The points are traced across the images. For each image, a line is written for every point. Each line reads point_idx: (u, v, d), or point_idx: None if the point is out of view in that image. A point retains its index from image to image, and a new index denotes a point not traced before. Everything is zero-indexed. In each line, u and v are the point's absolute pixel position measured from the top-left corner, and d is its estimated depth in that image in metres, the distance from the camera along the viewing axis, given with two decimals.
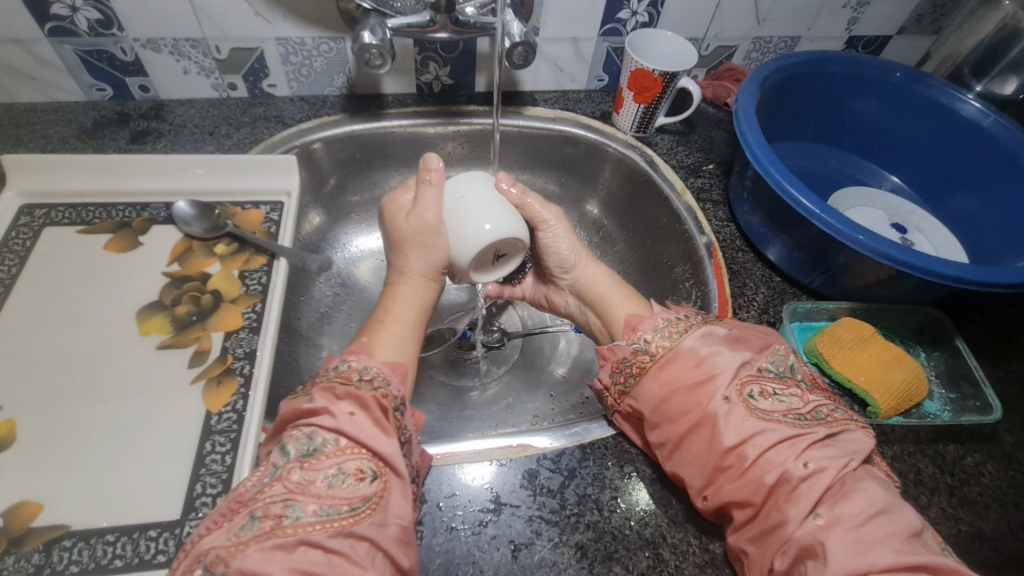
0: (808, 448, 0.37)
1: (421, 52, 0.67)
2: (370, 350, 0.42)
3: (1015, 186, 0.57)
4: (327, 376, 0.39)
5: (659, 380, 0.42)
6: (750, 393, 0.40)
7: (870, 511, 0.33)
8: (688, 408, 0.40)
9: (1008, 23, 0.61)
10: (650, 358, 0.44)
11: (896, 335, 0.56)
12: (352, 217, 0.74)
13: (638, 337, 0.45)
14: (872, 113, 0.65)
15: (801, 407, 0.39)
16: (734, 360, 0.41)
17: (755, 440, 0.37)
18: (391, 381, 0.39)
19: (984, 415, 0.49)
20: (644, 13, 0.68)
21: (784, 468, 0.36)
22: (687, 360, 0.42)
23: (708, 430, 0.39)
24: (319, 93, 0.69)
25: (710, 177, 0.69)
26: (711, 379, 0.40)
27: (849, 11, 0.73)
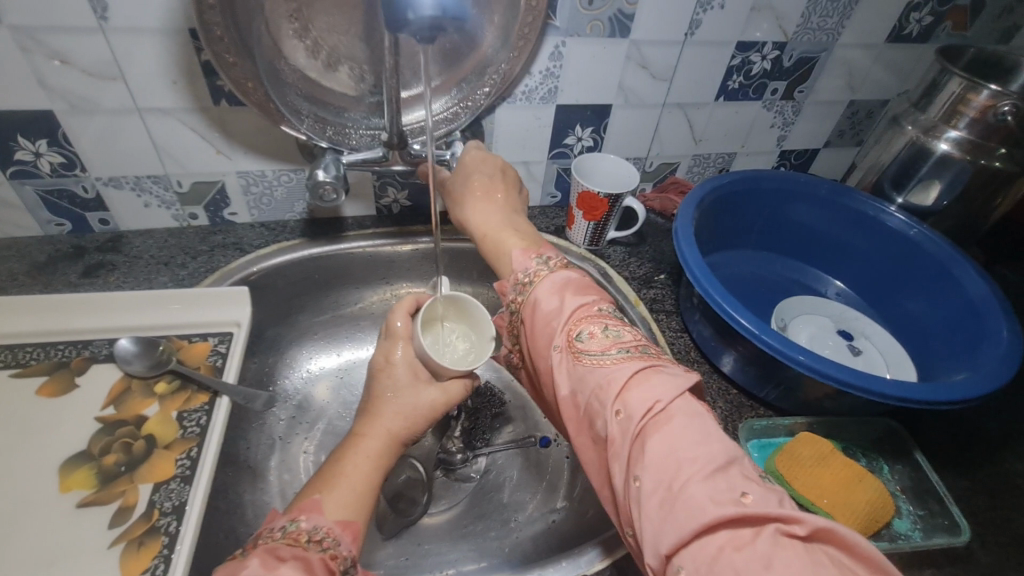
0: (623, 391, 0.40)
1: (379, 179, 0.70)
2: (321, 507, 0.41)
3: (949, 292, 0.59)
4: (272, 536, 0.38)
5: (527, 339, 0.50)
6: (580, 336, 0.45)
7: (664, 446, 0.35)
8: (541, 362, 0.48)
9: (915, 143, 0.65)
10: (516, 313, 0.52)
11: (858, 448, 0.55)
12: (312, 336, 0.74)
13: (509, 301, 0.53)
14: (810, 221, 0.69)
15: (626, 340, 0.44)
16: (569, 310, 0.48)
17: (580, 381, 0.43)
18: (342, 542, 0.39)
19: (953, 536, 0.48)
20: (589, 138, 0.73)
21: (602, 411, 0.40)
22: (534, 316, 0.49)
23: (552, 380, 0.46)
24: (280, 218, 0.72)
25: (662, 287, 0.71)
26: (548, 333, 0.47)
27: (777, 129, 0.80)
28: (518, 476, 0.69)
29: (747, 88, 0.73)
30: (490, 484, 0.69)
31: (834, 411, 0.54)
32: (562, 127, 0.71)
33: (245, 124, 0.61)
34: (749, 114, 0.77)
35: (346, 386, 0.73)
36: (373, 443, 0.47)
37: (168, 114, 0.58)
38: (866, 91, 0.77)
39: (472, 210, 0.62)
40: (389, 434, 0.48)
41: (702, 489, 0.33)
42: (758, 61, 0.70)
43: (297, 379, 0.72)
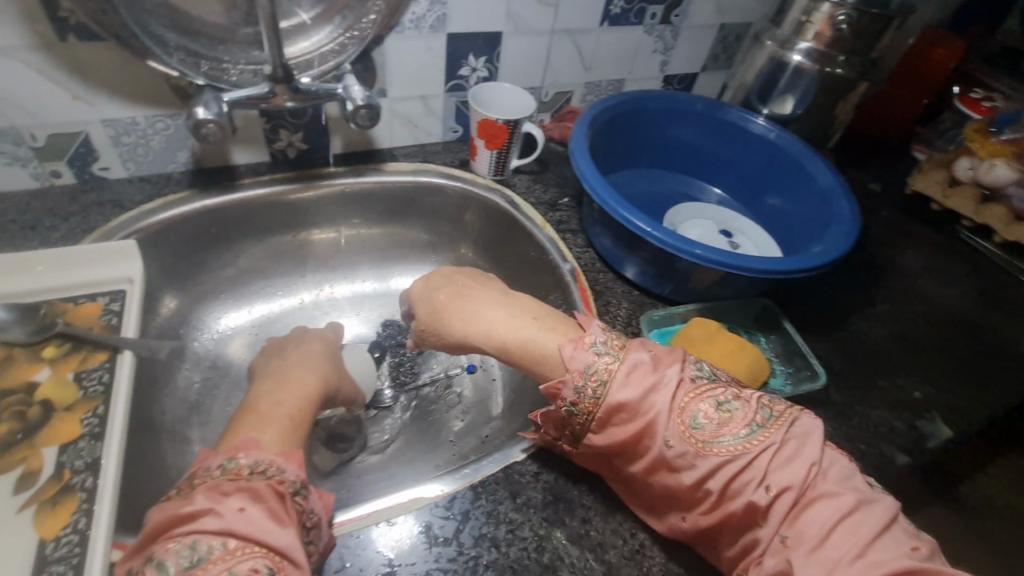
0: (769, 470, 0.38)
1: (269, 121, 0.67)
2: (258, 443, 0.41)
3: (805, 186, 0.68)
4: (210, 474, 0.37)
5: (608, 428, 0.42)
6: (692, 421, 0.41)
7: (842, 518, 0.35)
8: (641, 453, 0.42)
9: (774, 58, 0.72)
10: (586, 417, 0.43)
11: (741, 326, 0.63)
12: (219, 295, 0.71)
13: (565, 401, 0.43)
14: (690, 137, 0.75)
15: (746, 415, 0.41)
16: (668, 396, 0.41)
17: (715, 474, 0.39)
18: (287, 468, 0.39)
19: (814, 382, 0.58)
20: (483, 69, 0.74)
21: (752, 497, 0.38)
22: (620, 411, 0.42)
23: (662, 471, 0.41)
24: (162, 171, 0.66)
25: (566, 209, 0.74)
26: (649, 424, 0.41)
27: (659, 54, 0.85)
28: (449, 404, 0.72)
29: (628, 13, 0.77)
30: (424, 416, 0.71)
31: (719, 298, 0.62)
32: (456, 58, 0.71)
33: (103, 65, 0.55)
34: (633, 40, 0.81)
35: (263, 341, 0.72)
36: (302, 381, 0.51)
37: (3, 54, 0.51)
38: (733, 13, 0.84)
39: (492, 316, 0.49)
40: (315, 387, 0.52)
41: (881, 547, 0.34)
42: None
43: (207, 339, 0.69)
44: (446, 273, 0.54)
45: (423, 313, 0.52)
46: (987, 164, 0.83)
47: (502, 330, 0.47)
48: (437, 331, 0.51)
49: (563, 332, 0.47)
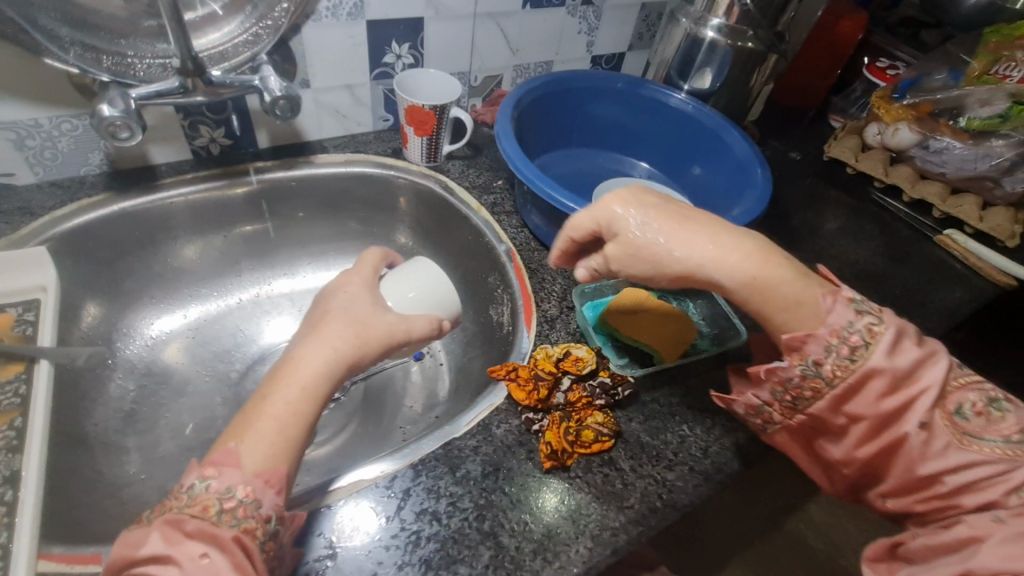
0: (1022, 475, 0.37)
1: (187, 117, 0.65)
2: (235, 460, 0.37)
3: (724, 155, 0.71)
4: (178, 504, 0.35)
5: (847, 399, 0.41)
6: (956, 411, 0.40)
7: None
8: (881, 434, 0.40)
9: (689, 34, 0.75)
10: (828, 382, 0.41)
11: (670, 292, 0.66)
12: (149, 300, 0.69)
13: (806, 359, 0.42)
14: (615, 115, 0.77)
15: (1022, 426, 0.39)
16: (939, 372, 0.40)
17: (963, 468, 0.38)
18: (264, 500, 0.36)
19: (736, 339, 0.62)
20: (408, 55, 0.74)
21: (993, 494, 0.37)
22: (873, 384, 0.40)
23: (897, 452, 0.40)
24: (74, 174, 0.63)
25: (500, 192, 0.76)
26: (908, 403, 0.39)
27: (584, 36, 0.87)
28: (398, 392, 0.73)
29: None
30: (373, 405, 0.72)
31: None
32: (378, 45, 0.70)
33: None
34: (557, 22, 0.82)
35: (200, 343, 0.71)
36: (309, 372, 0.41)
37: None
38: None
39: (716, 250, 0.42)
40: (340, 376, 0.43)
41: None
42: None
43: (140, 346, 0.67)
44: (637, 197, 0.45)
45: (625, 237, 0.44)
46: (891, 128, 0.89)
47: (754, 264, 0.42)
48: (663, 269, 0.43)
49: (803, 280, 0.42)
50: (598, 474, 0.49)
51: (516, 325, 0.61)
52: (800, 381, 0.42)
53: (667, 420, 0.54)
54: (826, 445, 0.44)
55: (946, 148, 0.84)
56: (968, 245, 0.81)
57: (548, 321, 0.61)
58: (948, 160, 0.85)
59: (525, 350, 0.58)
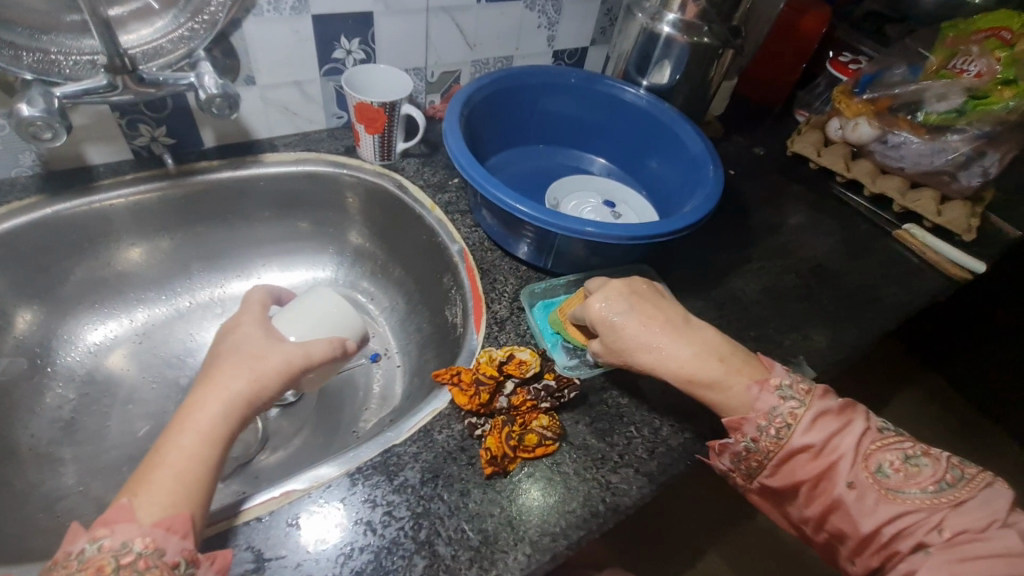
0: (944, 517, 0.42)
1: (123, 115, 0.62)
2: (129, 514, 0.36)
3: (678, 151, 0.71)
4: (68, 567, 0.34)
5: (788, 470, 0.46)
6: (879, 468, 0.44)
7: (992, 556, 0.39)
8: (821, 497, 0.45)
9: (646, 29, 0.74)
10: (763, 455, 0.46)
11: None
12: (92, 305, 0.67)
13: (745, 436, 0.47)
14: (572, 111, 0.76)
15: (939, 472, 0.44)
16: (852, 438, 0.45)
17: (894, 520, 0.42)
18: (168, 547, 0.36)
19: None
20: (359, 51, 0.72)
21: (922, 538, 0.42)
22: (801, 455, 0.45)
23: (837, 513, 0.44)
24: (5, 175, 0.61)
25: (456, 190, 0.74)
26: (832, 467, 0.44)
27: (544, 30, 0.85)
28: (353, 396, 0.71)
29: None
30: (326, 409, 0.70)
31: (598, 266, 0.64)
32: (326, 40, 0.68)
33: None
34: (514, 16, 0.80)
35: (146, 349, 0.69)
36: (203, 418, 0.41)
37: None
38: None
39: (670, 354, 0.48)
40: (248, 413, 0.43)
41: None
42: None
43: (80, 353, 0.65)
44: (621, 294, 0.51)
45: (607, 339, 0.49)
46: (852, 123, 0.89)
47: (695, 367, 0.48)
48: (628, 360, 0.49)
49: (740, 367, 0.49)
50: (540, 479, 0.48)
51: (466, 327, 0.60)
52: (744, 456, 0.47)
53: (614, 421, 0.53)
54: (787, 511, 0.48)
55: (903, 143, 0.84)
56: (926, 240, 0.81)
57: (498, 322, 0.60)
58: (906, 155, 0.85)
59: (474, 349, 0.57)
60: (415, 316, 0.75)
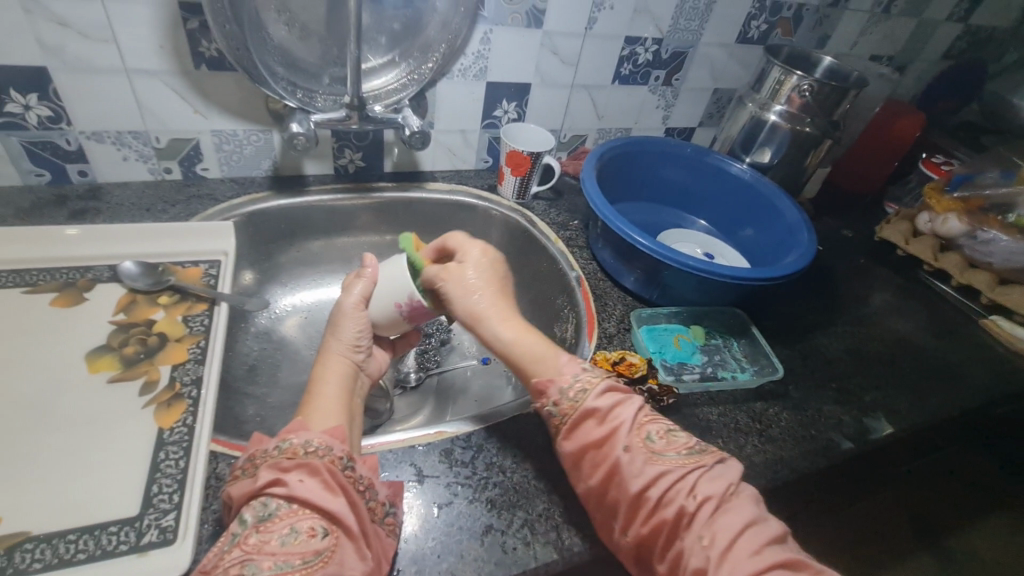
0: (697, 482, 0.44)
1: (338, 141, 0.82)
2: (306, 425, 0.49)
3: (775, 218, 0.82)
4: (270, 454, 0.45)
5: (581, 431, 0.49)
6: (648, 437, 0.48)
7: (742, 525, 0.41)
8: (604, 458, 0.47)
9: (754, 116, 0.88)
10: (563, 418, 0.50)
11: (718, 331, 0.76)
12: (279, 280, 0.84)
13: (549, 400, 0.50)
14: (681, 177, 0.90)
15: (691, 443, 0.48)
16: (633, 409, 0.49)
17: (657, 483, 0.45)
18: (334, 446, 0.47)
19: (773, 372, 0.71)
20: (514, 112, 0.90)
21: (681, 504, 0.43)
22: (591, 421, 0.48)
23: (619, 477, 0.46)
24: (247, 174, 0.81)
25: (576, 229, 0.88)
26: (615, 432, 0.47)
27: (661, 111, 1.01)
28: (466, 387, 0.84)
29: (636, 74, 0.93)
30: (443, 395, 0.83)
31: (698, 305, 0.75)
32: (492, 101, 0.87)
33: (222, 88, 0.71)
34: (639, 96, 0.97)
35: (311, 322, 0.85)
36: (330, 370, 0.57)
37: (154, 76, 0.68)
38: (724, 81, 1.00)
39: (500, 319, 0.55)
40: (344, 355, 0.59)
41: (753, 540, 0.41)
42: (642, 53, 0.90)
43: (266, 316, 0.82)
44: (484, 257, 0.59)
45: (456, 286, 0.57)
46: (942, 218, 0.96)
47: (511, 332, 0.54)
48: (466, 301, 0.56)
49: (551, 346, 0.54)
50: None
51: (579, 337, 0.72)
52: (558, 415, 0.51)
53: (704, 431, 0.62)
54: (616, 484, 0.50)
55: (992, 240, 0.89)
56: (1016, 333, 0.85)
57: (607, 337, 0.71)
58: (995, 252, 0.89)
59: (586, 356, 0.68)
60: None
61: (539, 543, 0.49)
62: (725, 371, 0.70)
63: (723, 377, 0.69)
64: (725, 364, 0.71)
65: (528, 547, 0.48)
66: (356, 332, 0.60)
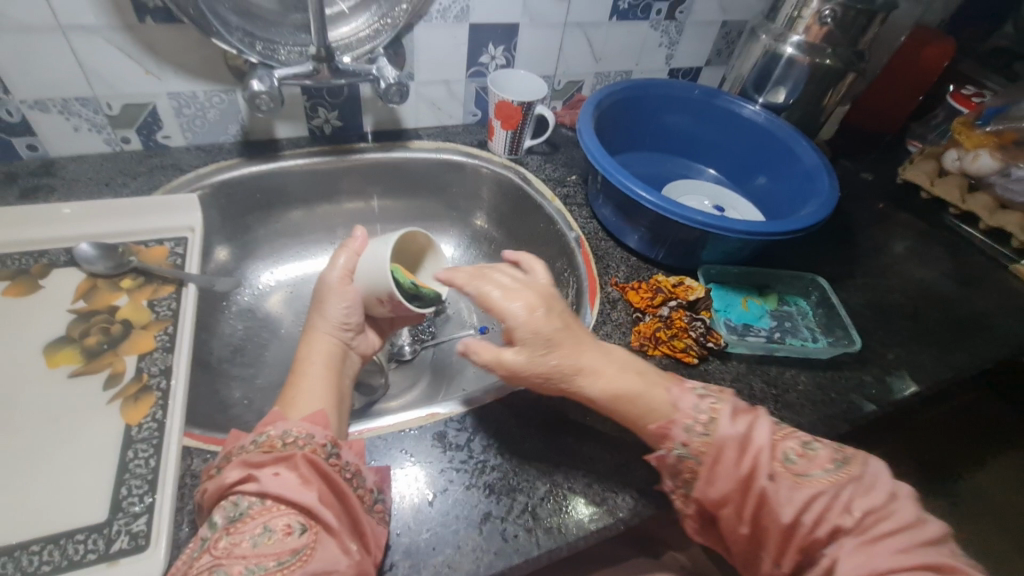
0: (849, 497, 0.40)
1: (310, 99, 0.75)
2: (284, 416, 0.44)
3: (791, 165, 0.76)
4: (246, 449, 0.41)
5: (719, 478, 0.42)
6: (785, 454, 0.43)
7: (899, 530, 0.39)
8: (744, 494, 0.42)
9: (768, 51, 0.79)
10: (697, 460, 0.43)
11: (748, 288, 0.71)
12: (259, 255, 0.79)
13: (676, 443, 0.44)
14: (688, 122, 0.83)
15: (826, 454, 0.43)
16: (767, 433, 0.43)
17: (808, 507, 0.40)
18: (316, 433, 0.43)
19: (849, 347, 0.64)
20: (502, 57, 0.82)
21: (836, 522, 0.39)
22: (728, 449, 0.43)
23: (767, 511, 0.41)
24: (214, 141, 0.75)
25: (573, 185, 0.82)
26: (755, 461, 0.42)
27: (664, 49, 0.92)
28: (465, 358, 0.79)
29: (635, 9, 0.84)
30: (439, 368, 0.79)
31: (742, 263, 0.70)
32: (477, 46, 0.79)
33: (172, 44, 0.64)
34: (640, 34, 0.88)
35: (298, 298, 0.80)
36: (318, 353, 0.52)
37: (94, 32, 0.60)
38: (734, 12, 0.90)
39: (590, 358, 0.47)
40: (331, 335, 0.54)
41: (903, 541, 0.38)
42: None
43: (249, 293, 0.77)
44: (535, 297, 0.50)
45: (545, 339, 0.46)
46: (971, 154, 0.87)
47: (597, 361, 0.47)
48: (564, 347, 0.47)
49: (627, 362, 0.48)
50: None
51: (580, 303, 0.67)
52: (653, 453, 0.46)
53: None
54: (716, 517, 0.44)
55: None
56: None
57: (610, 301, 0.66)
58: None
59: (587, 324, 0.63)
60: None
61: (541, 529, 0.46)
62: (794, 338, 0.66)
63: (791, 344, 0.65)
64: (795, 332, 0.67)
65: (530, 534, 0.45)
66: (343, 309, 0.54)
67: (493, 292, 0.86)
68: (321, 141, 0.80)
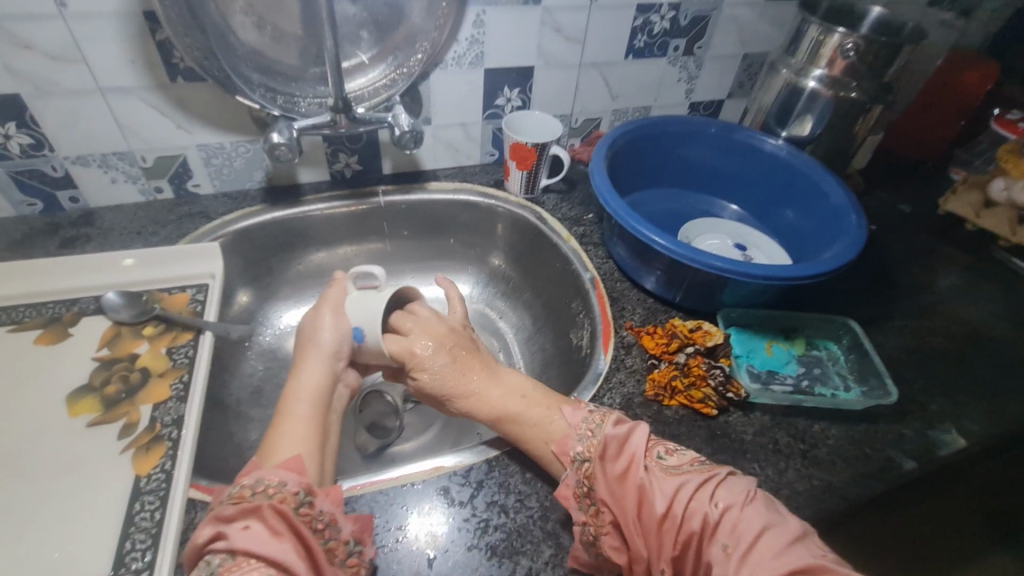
0: (716, 490, 0.42)
1: (330, 146, 0.77)
2: (261, 465, 0.44)
3: (817, 202, 0.73)
4: (219, 504, 0.41)
5: (603, 484, 0.45)
6: (658, 454, 0.46)
7: (762, 528, 0.39)
8: (626, 493, 0.44)
9: (790, 84, 0.77)
10: (587, 462, 0.46)
11: (773, 332, 0.67)
12: (281, 296, 0.81)
13: (573, 456, 0.47)
14: (707, 158, 0.81)
15: (697, 455, 0.46)
16: (644, 435, 0.47)
17: (677, 495, 0.42)
18: (287, 480, 0.42)
19: (884, 398, 0.59)
20: (518, 99, 0.83)
21: (706, 513, 0.41)
22: (612, 444, 0.46)
23: (644, 503, 0.43)
24: (240, 187, 0.78)
25: (590, 224, 0.81)
26: (633, 458, 0.45)
27: (684, 84, 0.91)
28: None
29: (652, 46, 0.83)
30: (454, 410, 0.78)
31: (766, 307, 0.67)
32: (493, 89, 0.80)
33: (200, 101, 0.67)
34: (658, 70, 0.87)
35: None
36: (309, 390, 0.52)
37: (129, 93, 0.64)
38: (755, 45, 0.89)
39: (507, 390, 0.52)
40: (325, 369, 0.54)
41: (774, 538, 0.38)
42: (658, 21, 0.80)
43: (270, 334, 0.79)
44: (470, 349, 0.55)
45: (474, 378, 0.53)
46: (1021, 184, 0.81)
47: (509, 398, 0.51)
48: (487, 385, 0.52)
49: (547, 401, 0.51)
50: None
51: (594, 348, 0.65)
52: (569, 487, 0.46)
53: (737, 456, 0.54)
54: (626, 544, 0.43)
55: None
56: None
57: (625, 347, 0.64)
58: None
59: (601, 370, 0.61)
60: (540, 335, 0.81)
61: None
62: (824, 387, 0.62)
63: (819, 393, 0.61)
64: (825, 380, 0.63)
65: None
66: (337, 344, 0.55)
67: (510, 331, 0.85)
68: (341, 184, 0.82)
